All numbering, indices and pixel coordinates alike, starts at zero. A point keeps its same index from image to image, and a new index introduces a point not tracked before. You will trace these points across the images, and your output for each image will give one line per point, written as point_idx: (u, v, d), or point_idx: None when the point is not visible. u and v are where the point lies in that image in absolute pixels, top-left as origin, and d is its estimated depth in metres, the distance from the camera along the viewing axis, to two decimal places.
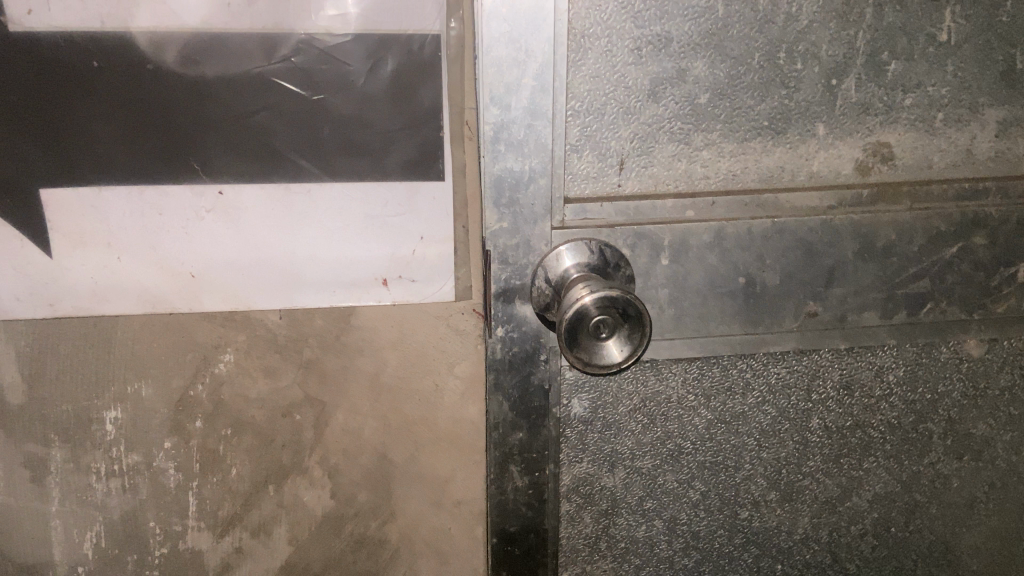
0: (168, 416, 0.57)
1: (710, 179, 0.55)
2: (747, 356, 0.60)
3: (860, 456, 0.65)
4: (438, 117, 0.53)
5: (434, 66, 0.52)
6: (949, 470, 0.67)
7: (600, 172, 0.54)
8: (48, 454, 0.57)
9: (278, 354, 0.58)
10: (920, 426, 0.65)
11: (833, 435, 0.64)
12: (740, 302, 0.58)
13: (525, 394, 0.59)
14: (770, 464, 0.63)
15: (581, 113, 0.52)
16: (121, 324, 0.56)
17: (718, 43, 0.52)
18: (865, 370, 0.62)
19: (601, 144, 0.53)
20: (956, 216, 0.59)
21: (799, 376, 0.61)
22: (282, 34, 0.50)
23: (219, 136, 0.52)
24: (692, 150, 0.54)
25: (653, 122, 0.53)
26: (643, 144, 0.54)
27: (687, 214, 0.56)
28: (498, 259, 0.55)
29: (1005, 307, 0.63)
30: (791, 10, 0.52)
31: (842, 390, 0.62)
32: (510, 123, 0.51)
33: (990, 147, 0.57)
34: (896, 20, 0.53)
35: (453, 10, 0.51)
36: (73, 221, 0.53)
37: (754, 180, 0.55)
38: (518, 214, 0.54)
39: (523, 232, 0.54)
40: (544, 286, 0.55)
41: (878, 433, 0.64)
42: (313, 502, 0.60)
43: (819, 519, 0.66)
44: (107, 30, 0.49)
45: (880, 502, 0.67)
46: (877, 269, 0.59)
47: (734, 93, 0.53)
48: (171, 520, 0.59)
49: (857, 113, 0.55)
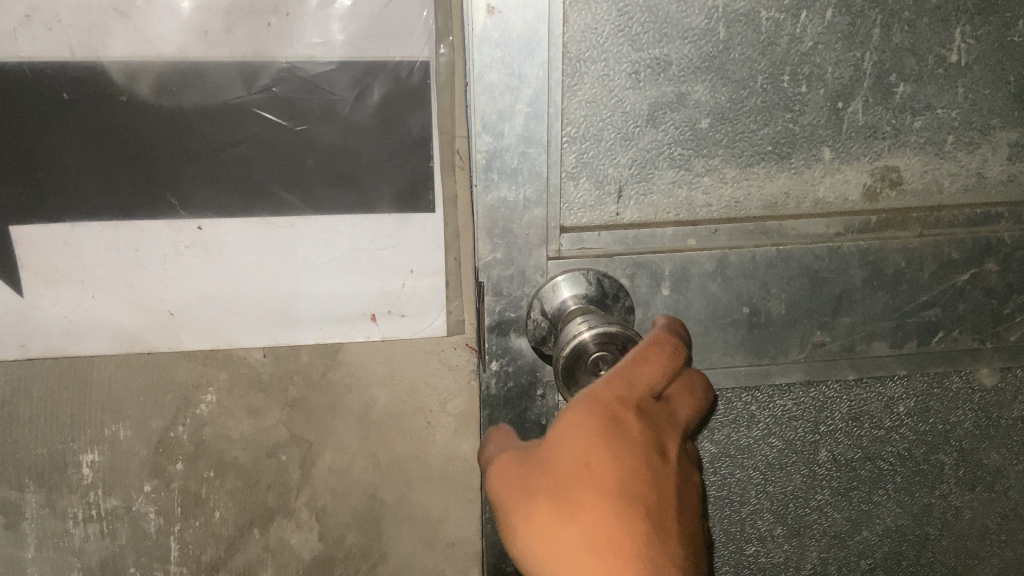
0: (147, 458, 0.55)
1: (711, 206, 0.53)
2: (751, 388, 0.58)
3: (869, 489, 0.63)
4: (427, 146, 0.50)
5: (423, 94, 0.49)
6: (961, 502, 0.65)
7: (598, 201, 0.52)
8: (22, 499, 0.55)
9: (261, 393, 0.56)
10: (931, 458, 0.63)
11: (842, 467, 0.62)
12: (743, 333, 0.56)
13: (520, 430, 0.56)
14: (776, 499, 0.62)
15: (577, 139, 0.50)
16: (97, 364, 0.53)
17: (719, 65, 0.49)
18: (873, 402, 0.60)
19: (599, 171, 0.51)
20: (967, 242, 0.56)
21: (806, 408, 0.60)
22: (262, 62, 0.48)
23: (198, 169, 0.50)
24: (693, 176, 0.52)
25: (652, 148, 0.51)
26: (642, 170, 0.51)
27: (687, 242, 0.53)
28: (491, 292, 0.53)
29: (1018, 335, 0.60)
30: (795, 32, 0.49)
31: (851, 422, 0.61)
32: (502, 151, 0.49)
33: (1002, 171, 0.55)
34: (904, 41, 0.50)
35: (442, 35, 0.48)
36: (46, 258, 0.51)
37: (757, 208, 0.53)
38: (512, 244, 0.52)
39: (518, 264, 0.52)
40: (539, 318, 0.53)
41: (887, 465, 0.63)
42: (300, 546, 0.59)
43: (827, 554, 0.65)
44: (77, 59, 0.47)
45: (891, 535, 0.65)
46: (885, 298, 0.57)
47: (735, 118, 0.51)
48: (153, 566, 0.57)
49: (864, 137, 0.53)
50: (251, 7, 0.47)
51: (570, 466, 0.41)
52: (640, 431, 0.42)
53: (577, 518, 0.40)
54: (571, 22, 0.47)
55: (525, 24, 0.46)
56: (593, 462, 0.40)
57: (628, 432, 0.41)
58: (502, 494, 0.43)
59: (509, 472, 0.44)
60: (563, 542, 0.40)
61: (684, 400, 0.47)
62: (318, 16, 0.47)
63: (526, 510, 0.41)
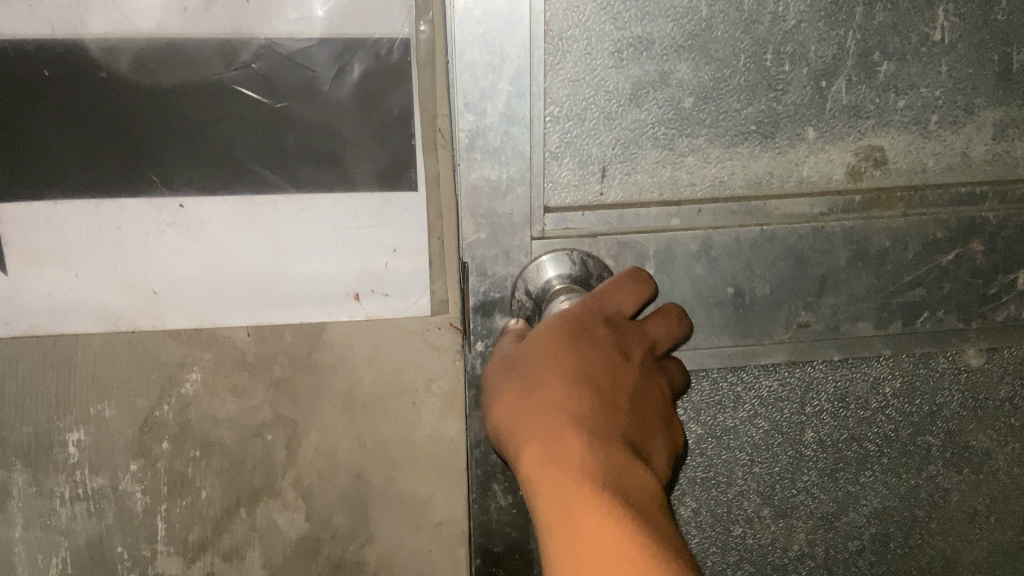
0: (133, 437, 0.57)
1: (696, 186, 0.53)
2: (737, 369, 0.58)
3: (856, 470, 0.63)
4: (409, 125, 0.50)
5: (403, 71, 0.49)
6: (949, 484, 0.65)
7: (582, 180, 0.52)
8: (10, 477, 0.57)
9: (247, 373, 0.57)
10: (918, 439, 0.63)
11: (828, 448, 0.62)
12: (729, 314, 0.56)
13: None
14: (763, 480, 0.63)
15: (560, 118, 0.50)
16: (82, 343, 0.55)
17: (702, 43, 0.49)
18: (860, 382, 0.61)
19: (583, 151, 0.51)
20: (952, 222, 0.57)
21: (792, 388, 0.60)
22: (240, 39, 0.48)
23: (179, 147, 0.50)
24: (677, 156, 0.52)
25: (635, 127, 0.51)
26: (625, 150, 0.51)
27: (671, 222, 0.53)
28: (476, 271, 0.53)
29: (1004, 316, 0.61)
30: (777, 10, 0.49)
31: (836, 403, 0.61)
32: (485, 130, 0.49)
33: (986, 150, 0.55)
34: (886, 19, 0.50)
35: (422, 12, 0.48)
36: (28, 237, 0.51)
37: (740, 187, 0.53)
38: (496, 223, 0.52)
39: (502, 244, 0.52)
40: (523, 298, 0.54)
41: (874, 446, 0.63)
42: (287, 526, 0.60)
43: (815, 536, 0.65)
44: (58, 36, 0.47)
45: (878, 517, 0.66)
46: (870, 278, 0.57)
47: (719, 97, 0.51)
48: (139, 546, 0.59)
49: (848, 116, 0.53)
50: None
51: (543, 347, 0.44)
52: (608, 336, 0.45)
53: (540, 384, 0.42)
54: (554, 0, 0.47)
55: (506, 2, 0.46)
56: (559, 345, 0.43)
57: (594, 331, 0.44)
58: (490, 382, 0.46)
59: (499, 363, 0.47)
60: (525, 404, 0.42)
61: (664, 324, 0.49)
62: None
63: (502, 386, 0.44)
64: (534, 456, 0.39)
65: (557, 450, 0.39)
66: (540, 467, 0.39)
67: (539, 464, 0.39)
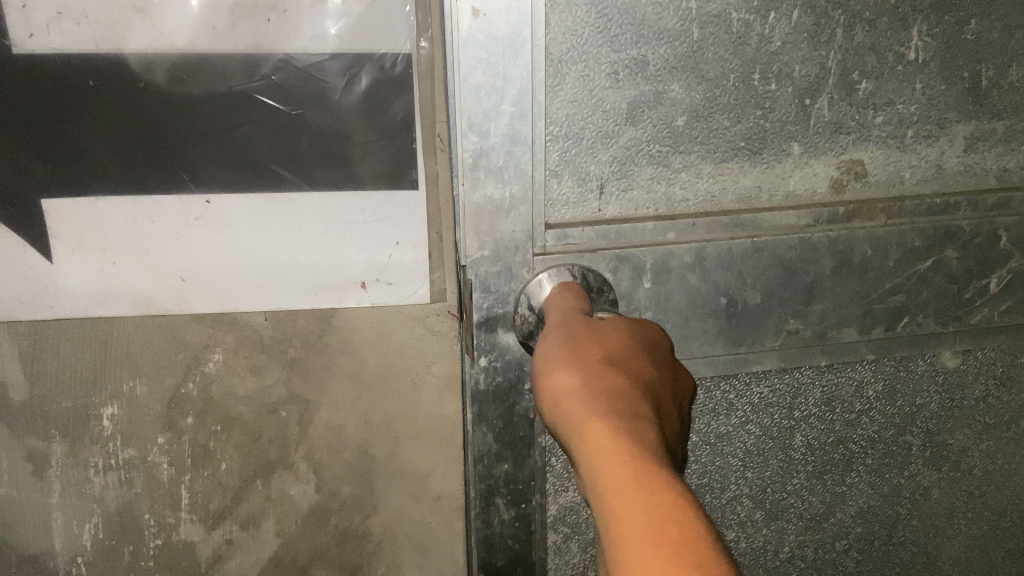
0: (161, 412, 0.62)
1: (689, 201, 0.48)
2: (729, 377, 0.53)
3: (842, 472, 0.58)
4: (411, 129, 0.56)
5: (405, 82, 0.54)
6: (928, 481, 0.60)
7: (581, 197, 0.47)
8: (49, 448, 0.62)
9: (263, 354, 0.63)
10: (899, 440, 0.58)
11: (815, 451, 0.57)
12: (721, 324, 0.52)
13: (509, 424, 0.52)
14: (756, 484, 0.57)
15: (560, 138, 0.45)
16: (118, 324, 0.60)
17: (694, 64, 0.45)
18: (846, 386, 0.56)
19: (582, 166, 0.46)
20: (927, 230, 0.53)
21: (782, 395, 0.55)
22: (261, 54, 0.53)
23: (206, 150, 0.55)
24: (670, 172, 0.47)
25: (631, 145, 0.46)
26: (622, 167, 0.47)
27: (667, 236, 0.49)
28: (478, 288, 0.48)
29: (979, 318, 0.57)
30: (764, 31, 0.45)
31: (824, 408, 0.56)
32: (488, 151, 0.44)
33: (958, 162, 0.52)
34: (864, 41, 0.47)
35: (422, 30, 0.53)
36: (72, 230, 0.56)
37: (730, 202, 0.49)
38: (500, 241, 0.47)
39: (506, 258, 0.48)
40: (526, 314, 0.49)
41: (858, 447, 0.58)
42: (299, 496, 0.66)
43: (805, 537, 0.60)
44: (101, 52, 0.52)
45: (864, 517, 0.60)
46: (853, 285, 0.53)
47: (710, 115, 0.46)
48: (165, 513, 0.65)
49: (829, 132, 0.49)
50: (253, 4, 0.52)
51: (599, 333, 0.38)
52: (665, 358, 0.40)
53: (597, 351, 0.35)
54: (552, 23, 0.43)
55: (508, 24, 0.42)
56: (630, 341, 0.38)
57: (656, 348, 0.39)
58: (549, 344, 0.37)
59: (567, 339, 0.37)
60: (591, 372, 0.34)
61: None
62: (313, 12, 0.52)
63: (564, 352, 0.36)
64: (596, 406, 0.31)
65: (622, 409, 0.31)
66: (604, 428, 0.30)
67: (599, 411, 0.31)
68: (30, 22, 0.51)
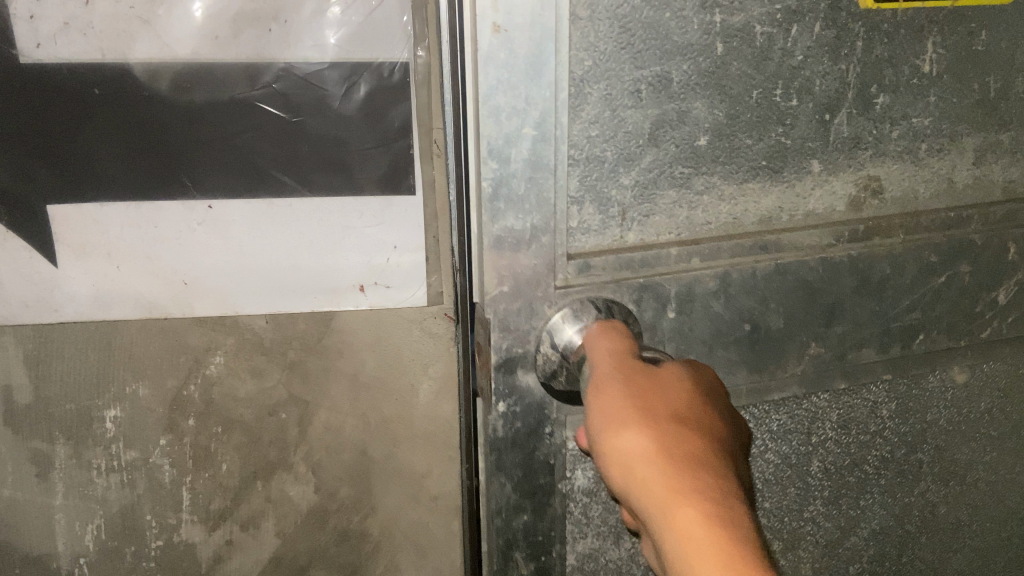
0: (163, 414, 0.62)
1: (711, 225, 0.40)
2: (747, 410, 0.46)
3: (857, 494, 0.51)
4: (408, 136, 0.56)
5: (403, 90, 0.55)
6: (936, 497, 0.55)
7: (602, 226, 0.38)
8: (53, 450, 0.62)
9: (263, 356, 0.63)
10: (912, 457, 0.53)
11: (832, 476, 0.50)
12: (744, 353, 0.43)
13: (528, 472, 0.41)
14: (771, 514, 0.49)
15: (580, 163, 0.36)
16: (121, 328, 0.59)
17: (718, 81, 0.37)
18: (862, 408, 0.49)
19: (604, 190, 0.37)
20: (943, 244, 0.47)
21: (800, 420, 0.48)
22: (263, 62, 0.53)
23: (209, 156, 0.55)
24: (693, 196, 0.39)
25: (655, 168, 0.38)
26: (647, 194, 0.38)
27: (691, 262, 0.40)
28: (496, 327, 0.38)
29: (990, 330, 0.52)
30: (786, 45, 0.38)
31: (841, 431, 0.49)
32: (509, 178, 0.35)
33: (968, 175, 0.47)
34: (882, 52, 0.41)
35: (419, 39, 0.54)
36: (77, 234, 0.56)
37: (752, 223, 0.41)
38: (519, 275, 0.37)
39: (526, 295, 0.38)
40: (551, 354, 0.38)
41: (873, 468, 0.51)
42: (298, 497, 0.66)
43: (819, 566, 0.52)
44: (107, 61, 0.52)
45: (877, 538, 0.54)
46: (873, 305, 0.46)
47: (733, 133, 0.38)
48: (166, 514, 0.65)
49: (848, 148, 0.42)
50: (255, 15, 0.52)
51: (674, 391, 0.30)
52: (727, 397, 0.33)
53: (667, 406, 0.29)
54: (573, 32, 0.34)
55: (529, 36, 0.33)
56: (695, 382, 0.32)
57: (717, 385, 0.33)
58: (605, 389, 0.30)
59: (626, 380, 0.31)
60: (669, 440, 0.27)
61: None
62: (313, 23, 0.52)
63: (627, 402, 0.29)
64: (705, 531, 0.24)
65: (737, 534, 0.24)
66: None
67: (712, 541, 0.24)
68: (38, 32, 0.51)
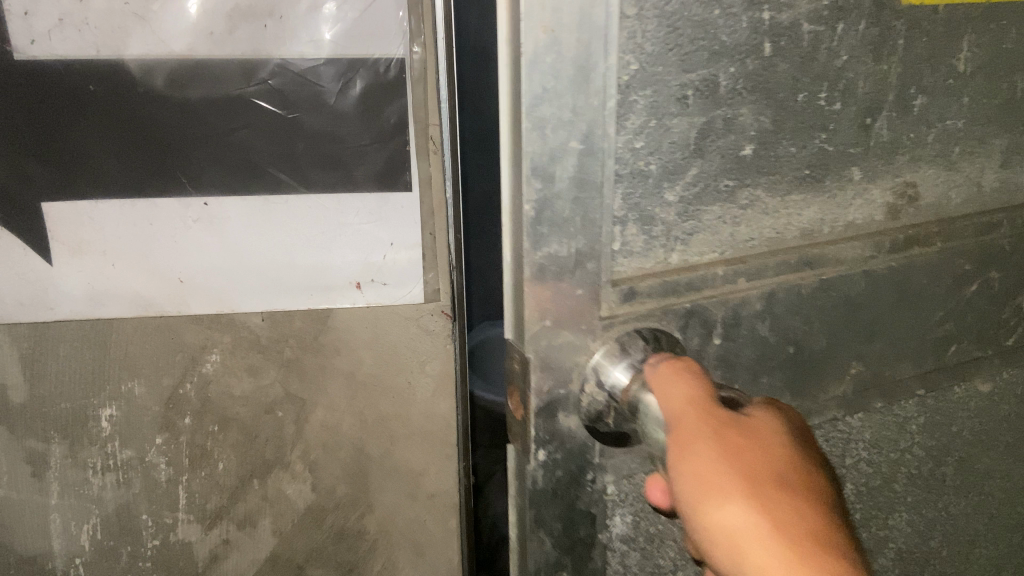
0: (158, 413, 0.60)
1: (754, 241, 0.37)
2: None
3: (886, 513, 0.50)
4: (405, 133, 0.54)
5: (399, 87, 0.53)
6: (957, 510, 0.54)
7: (646, 247, 0.35)
8: (49, 449, 0.60)
9: (260, 354, 0.61)
10: (936, 471, 0.52)
11: (864, 497, 0.48)
12: (786, 375, 0.41)
13: (569, 525, 0.36)
14: None
15: (625, 178, 0.33)
16: (118, 326, 0.58)
17: (765, 83, 0.34)
18: (891, 425, 0.48)
19: (649, 208, 0.34)
20: (973, 253, 0.45)
21: (835, 443, 0.46)
22: (259, 58, 0.51)
23: (206, 151, 0.53)
24: (737, 210, 0.36)
25: (699, 181, 0.34)
26: (691, 210, 0.35)
27: (737, 283, 0.37)
28: (536, 364, 0.33)
29: (1017, 337, 0.51)
30: (831, 44, 0.35)
31: (872, 451, 0.48)
32: (553, 200, 0.31)
33: (994, 178, 0.45)
34: (920, 51, 0.38)
35: (415, 35, 0.52)
36: (72, 231, 0.54)
37: (793, 237, 0.39)
38: (562, 306, 0.33)
39: (571, 325, 0.33)
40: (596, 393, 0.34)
41: (901, 486, 0.50)
42: (295, 496, 0.65)
43: None
44: (102, 57, 0.49)
45: (902, 558, 0.52)
46: (908, 318, 0.45)
47: (774, 141, 0.36)
48: (163, 513, 0.63)
49: (887, 154, 0.40)
50: (251, 11, 0.50)
51: (771, 457, 0.27)
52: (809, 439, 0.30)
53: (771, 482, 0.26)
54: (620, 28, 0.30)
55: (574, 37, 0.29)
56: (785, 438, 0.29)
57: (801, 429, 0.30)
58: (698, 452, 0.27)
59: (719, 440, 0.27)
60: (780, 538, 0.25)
61: None
62: (308, 19, 0.50)
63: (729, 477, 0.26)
64: None
65: None
66: None
67: None
68: (32, 27, 0.49)
